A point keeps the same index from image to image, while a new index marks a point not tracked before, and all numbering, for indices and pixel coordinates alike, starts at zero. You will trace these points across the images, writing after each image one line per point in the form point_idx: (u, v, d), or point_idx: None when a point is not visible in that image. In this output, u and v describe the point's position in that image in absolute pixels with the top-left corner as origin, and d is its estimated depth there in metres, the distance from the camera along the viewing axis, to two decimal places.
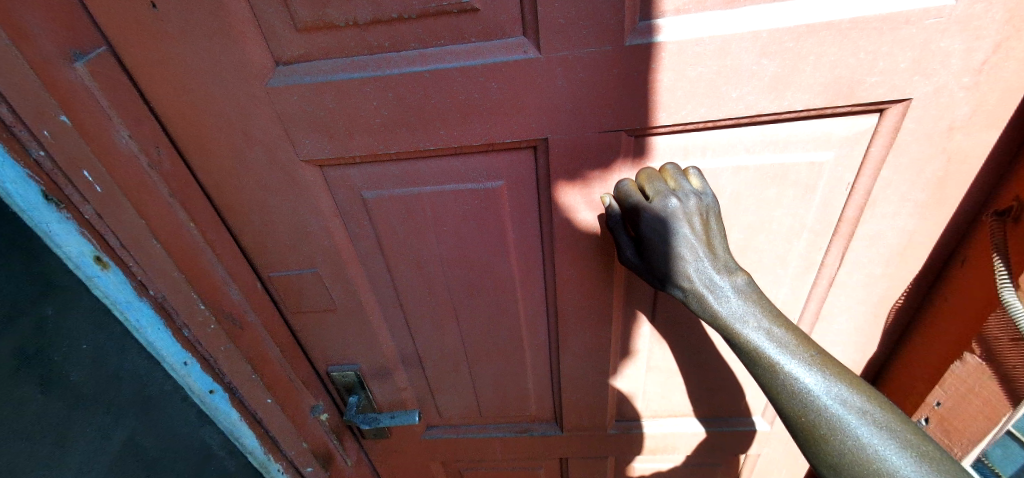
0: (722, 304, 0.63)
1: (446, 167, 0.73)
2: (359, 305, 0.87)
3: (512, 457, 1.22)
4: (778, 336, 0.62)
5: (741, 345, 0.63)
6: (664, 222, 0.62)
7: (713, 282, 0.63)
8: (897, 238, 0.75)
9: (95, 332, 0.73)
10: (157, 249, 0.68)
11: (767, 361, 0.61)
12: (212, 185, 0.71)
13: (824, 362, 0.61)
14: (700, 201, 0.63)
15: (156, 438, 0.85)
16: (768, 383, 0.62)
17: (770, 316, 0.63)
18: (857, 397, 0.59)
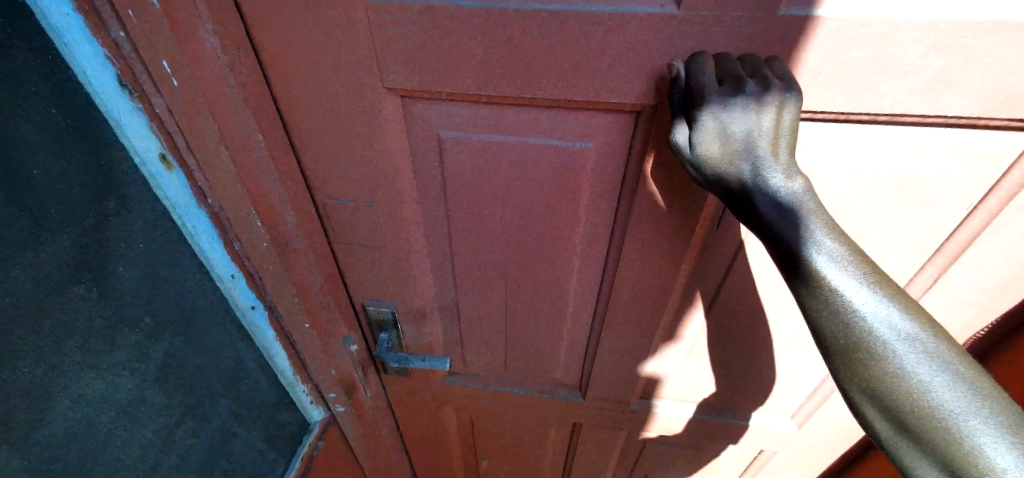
0: (821, 256, 0.48)
1: (535, 119, 0.67)
2: (409, 246, 0.86)
3: (526, 414, 1.24)
4: (889, 309, 0.47)
5: (835, 319, 0.49)
6: (722, 112, 0.51)
7: (789, 209, 0.49)
8: (1004, 269, 0.68)
9: (146, 235, 0.69)
10: (224, 158, 0.67)
11: (870, 343, 0.47)
12: (286, 102, 0.67)
13: (950, 350, 0.46)
14: (780, 98, 0.50)
15: (196, 355, 0.78)
16: (863, 371, 0.49)
17: (880, 280, 0.48)
18: (952, 364, 0.46)
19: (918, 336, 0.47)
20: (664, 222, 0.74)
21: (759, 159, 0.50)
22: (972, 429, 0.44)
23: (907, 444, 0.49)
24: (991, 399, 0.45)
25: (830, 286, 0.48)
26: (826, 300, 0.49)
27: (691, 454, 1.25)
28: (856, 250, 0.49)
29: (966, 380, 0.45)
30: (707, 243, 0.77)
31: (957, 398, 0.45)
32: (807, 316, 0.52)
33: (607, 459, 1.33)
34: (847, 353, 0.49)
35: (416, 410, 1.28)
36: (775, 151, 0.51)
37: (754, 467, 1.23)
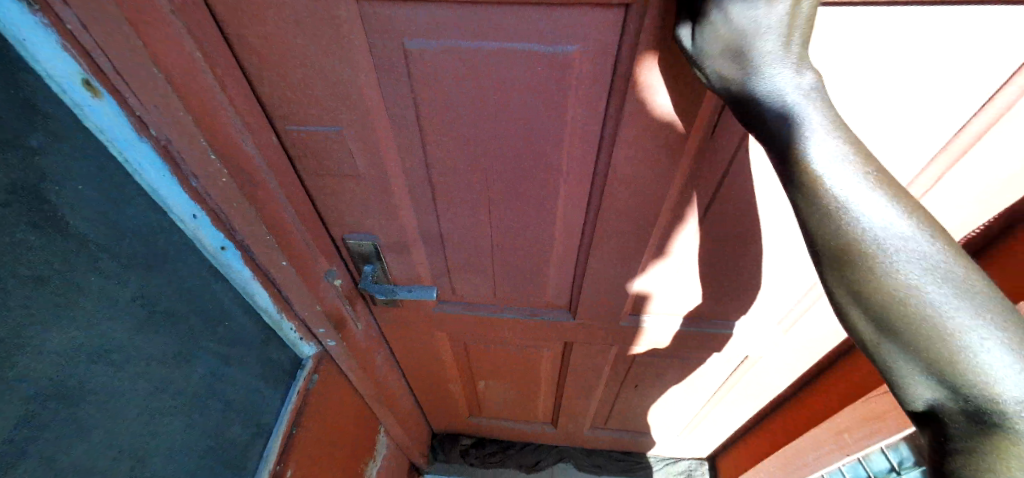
0: (817, 152, 0.44)
1: (513, 21, 0.59)
2: (385, 174, 0.81)
3: (519, 337, 1.26)
4: (884, 204, 0.43)
5: (825, 217, 0.45)
6: (732, 0, 0.47)
7: (789, 104, 0.45)
8: (1013, 162, 0.67)
9: (88, 171, 0.63)
10: (160, 83, 0.59)
11: (859, 241, 0.44)
12: (226, 12, 0.59)
13: (949, 251, 0.43)
14: None
15: (171, 294, 0.76)
16: (850, 273, 0.46)
17: (879, 173, 0.44)
18: (952, 270, 0.42)
19: (912, 233, 0.43)
20: (654, 132, 0.69)
21: (763, 51, 0.46)
22: (960, 327, 0.42)
23: (891, 350, 0.46)
24: (983, 296, 0.42)
25: (823, 181, 0.45)
26: (817, 196, 0.45)
27: (679, 364, 1.30)
28: (857, 144, 0.45)
29: (960, 277, 0.42)
30: (702, 153, 0.73)
31: (947, 295, 0.42)
32: (797, 217, 0.48)
33: (599, 374, 1.38)
34: (835, 254, 0.46)
35: (411, 338, 1.30)
36: (788, 39, 0.46)
37: (734, 372, 1.29)
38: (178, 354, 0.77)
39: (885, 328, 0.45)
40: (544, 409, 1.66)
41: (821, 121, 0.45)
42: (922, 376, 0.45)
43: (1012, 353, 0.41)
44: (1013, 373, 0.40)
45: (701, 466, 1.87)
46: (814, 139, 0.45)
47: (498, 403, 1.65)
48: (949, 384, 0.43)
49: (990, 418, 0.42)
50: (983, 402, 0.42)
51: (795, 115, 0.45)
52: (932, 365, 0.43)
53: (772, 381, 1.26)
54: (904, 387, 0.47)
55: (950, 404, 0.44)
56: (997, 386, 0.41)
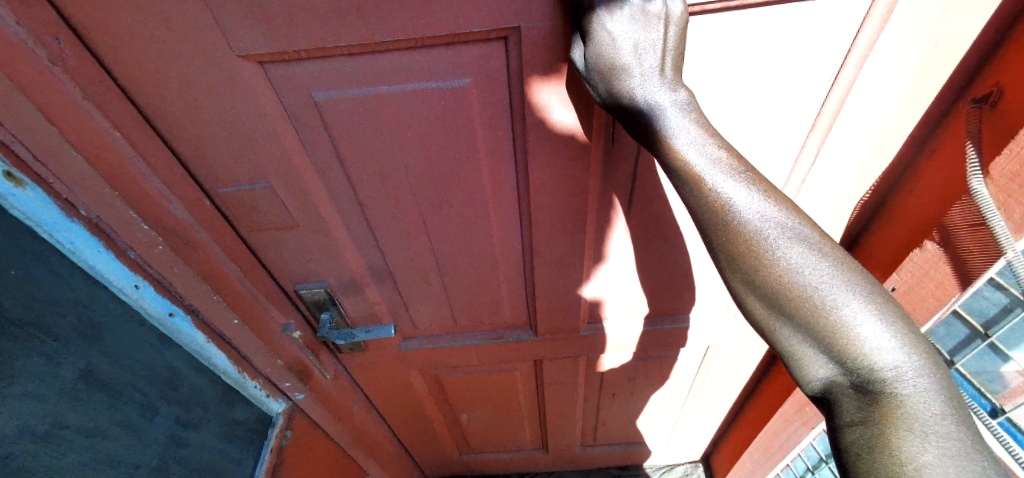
0: (696, 154, 0.48)
1: (406, 64, 0.64)
2: (322, 221, 0.84)
3: (488, 361, 1.27)
4: (757, 198, 0.47)
5: (710, 212, 0.48)
6: (611, 25, 0.51)
7: (670, 118, 0.48)
8: (871, 130, 0.71)
9: (24, 257, 0.65)
10: (78, 161, 0.63)
11: (740, 230, 0.47)
12: (136, 88, 0.63)
13: (821, 238, 0.46)
14: (666, 6, 0.51)
15: (116, 370, 0.76)
16: (739, 262, 0.48)
17: (752, 176, 0.48)
18: (826, 253, 0.45)
19: (787, 222, 0.46)
20: (559, 145, 0.74)
21: (642, 70, 0.50)
22: (837, 303, 0.44)
23: (784, 334, 0.47)
24: (854, 276, 0.45)
25: (704, 179, 0.47)
26: (701, 193, 0.48)
27: (649, 365, 1.32)
28: (731, 151, 0.49)
29: (832, 260, 0.45)
30: (608, 158, 0.78)
31: (821, 274, 0.44)
32: (689, 214, 0.51)
33: (575, 387, 1.39)
34: (724, 244, 0.48)
35: (384, 381, 1.30)
36: (662, 64, 0.50)
37: (702, 363, 1.31)
38: (135, 428, 0.78)
39: (775, 312, 0.47)
40: (531, 434, 1.65)
41: (697, 129, 0.48)
42: (812, 359, 0.46)
43: (884, 327, 0.43)
44: (886, 343, 0.42)
45: (696, 469, 1.87)
46: (693, 142, 0.48)
47: (484, 435, 1.63)
48: (837, 363, 0.44)
49: (874, 388, 0.43)
50: (865, 374, 0.43)
51: (665, 122, 0.49)
52: (819, 343, 0.45)
53: (739, 367, 1.30)
54: (799, 373, 0.48)
55: (841, 385, 0.45)
56: (875, 357, 0.43)
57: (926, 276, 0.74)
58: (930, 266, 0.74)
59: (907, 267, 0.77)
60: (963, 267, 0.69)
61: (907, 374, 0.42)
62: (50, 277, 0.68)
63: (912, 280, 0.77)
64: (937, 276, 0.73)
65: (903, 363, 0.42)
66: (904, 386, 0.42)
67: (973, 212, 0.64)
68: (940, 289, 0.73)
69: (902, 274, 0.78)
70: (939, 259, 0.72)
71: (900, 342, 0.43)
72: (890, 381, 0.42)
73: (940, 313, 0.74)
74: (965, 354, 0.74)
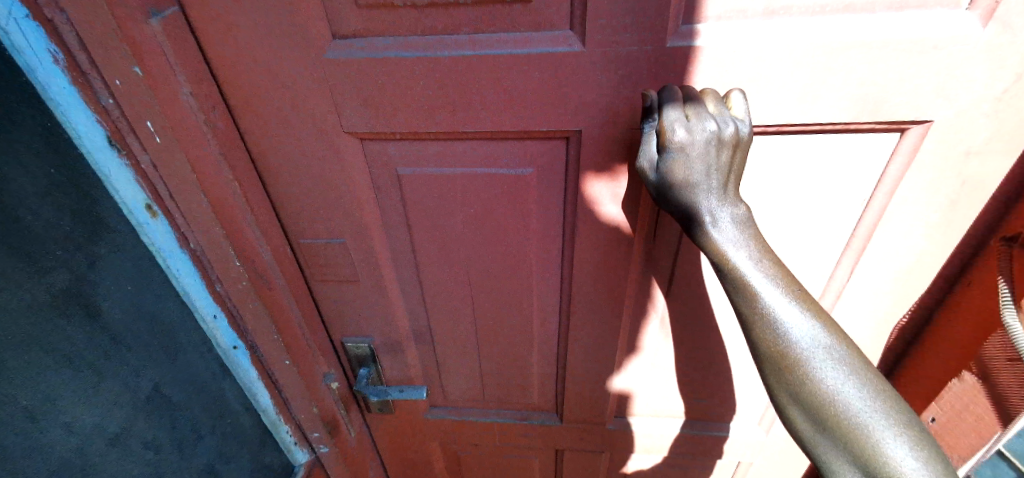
0: (752, 273, 0.54)
1: (480, 150, 0.75)
2: (381, 279, 0.92)
3: (510, 444, 1.25)
4: (805, 320, 0.53)
5: (761, 328, 0.54)
6: (691, 145, 0.54)
7: (728, 230, 0.55)
8: (904, 255, 0.74)
9: (138, 275, 0.76)
10: (202, 203, 0.74)
11: (788, 348, 0.53)
12: (260, 151, 0.77)
13: (855, 357, 0.52)
14: (738, 134, 0.55)
15: (181, 389, 0.84)
16: (785, 375, 0.54)
17: (799, 295, 0.54)
18: (860, 372, 0.52)
19: (829, 343, 0.53)
20: (606, 235, 0.81)
21: (708, 188, 0.55)
22: (868, 418, 0.50)
23: (820, 440, 0.54)
24: (887, 400, 0.51)
25: (758, 297, 0.53)
26: (754, 309, 0.54)
27: (676, 474, 1.25)
28: (780, 269, 0.55)
29: (864, 378, 0.52)
30: (650, 252, 0.84)
31: (858, 395, 0.51)
32: (739, 321, 0.57)
33: None
34: (771, 356, 0.54)
35: (403, 449, 1.29)
36: (724, 186, 0.56)
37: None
38: (178, 448, 0.84)
39: (816, 424, 0.53)
40: None
41: (752, 250, 0.54)
42: (845, 466, 0.53)
43: (913, 450, 0.49)
44: (915, 464, 0.48)
45: None
46: (749, 263, 0.54)
47: None
48: (868, 476, 0.51)
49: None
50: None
51: (725, 235, 0.55)
52: (850, 450, 0.51)
53: None
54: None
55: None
56: (904, 476, 0.49)
57: (966, 408, 0.77)
58: (969, 399, 0.76)
59: (947, 397, 0.79)
60: (1002, 404, 0.72)
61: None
62: (155, 296, 0.79)
63: (952, 411, 0.79)
64: (976, 409, 0.75)
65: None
66: None
67: (1008, 348, 0.67)
68: (981, 423, 0.75)
69: (943, 404, 0.80)
70: (976, 392, 0.75)
71: (928, 466, 0.48)
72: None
73: (983, 448, 0.77)
74: None
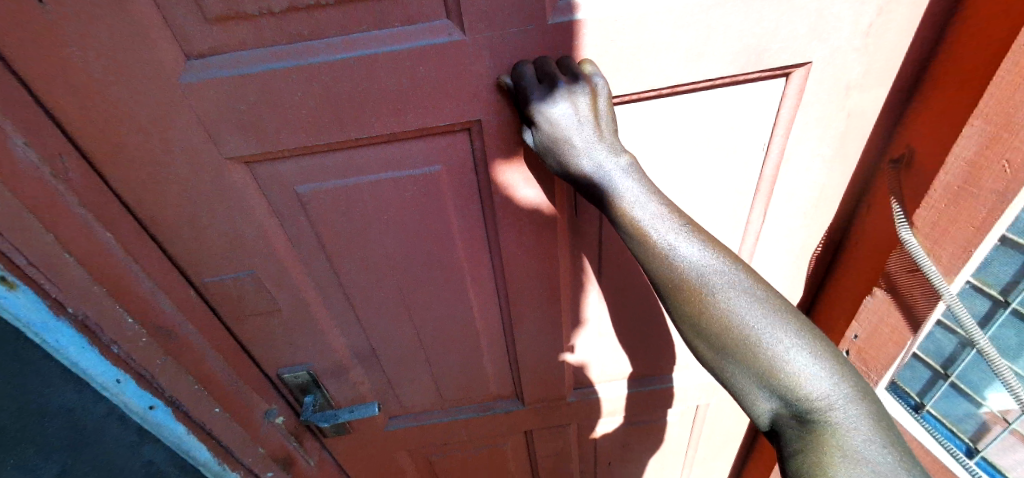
0: (642, 212, 0.54)
1: (381, 155, 0.71)
2: (306, 306, 0.86)
3: (478, 436, 1.24)
4: (699, 248, 0.53)
5: (659, 261, 0.54)
6: (547, 104, 0.56)
7: (619, 181, 0.55)
8: (809, 190, 0.78)
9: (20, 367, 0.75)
10: (72, 266, 0.65)
11: (687, 279, 0.53)
12: (131, 194, 0.68)
13: (755, 281, 0.53)
14: (588, 85, 0.57)
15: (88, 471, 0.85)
16: (687, 308, 0.54)
17: (693, 227, 0.55)
18: (762, 298, 0.52)
19: (729, 272, 0.53)
20: (528, 220, 0.79)
21: (586, 145, 0.55)
22: (773, 343, 0.51)
23: (730, 370, 0.54)
24: (785, 315, 0.52)
25: (652, 235, 0.54)
26: (649, 245, 0.54)
27: (641, 429, 1.30)
28: (671, 207, 0.56)
29: (766, 302, 0.52)
30: (575, 229, 0.84)
31: (757, 314, 0.51)
32: (642, 265, 0.57)
33: (569, 457, 1.36)
34: (675, 292, 0.54)
35: (372, 465, 1.25)
36: (599, 134, 0.56)
37: (693, 424, 1.30)
38: None
39: (723, 353, 0.54)
40: None
41: (638, 188, 0.54)
42: (755, 390, 0.53)
43: (813, 359, 0.51)
44: (816, 374, 0.50)
45: None
46: (638, 203, 0.54)
47: None
48: (777, 394, 0.52)
49: (811, 417, 0.50)
50: (802, 404, 0.50)
51: (608, 179, 0.55)
52: (762, 378, 0.52)
53: (730, 424, 1.29)
54: (749, 403, 0.55)
55: (783, 414, 0.53)
56: (808, 387, 0.50)
57: (882, 321, 0.80)
58: (884, 312, 0.79)
59: (864, 314, 0.82)
60: (910, 313, 0.75)
61: (836, 403, 0.49)
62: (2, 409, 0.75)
63: (870, 326, 0.82)
64: (891, 321, 0.78)
65: (831, 392, 0.50)
66: (833, 411, 0.49)
67: (906, 260, 0.71)
68: (896, 333, 0.79)
69: (862, 321, 0.83)
70: (888, 305, 0.78)
71: (829, 372, 0.50)
72: (824, 410, 0.50)
73: (900, 356, 0.81)
74: (932, 394, 0.86)
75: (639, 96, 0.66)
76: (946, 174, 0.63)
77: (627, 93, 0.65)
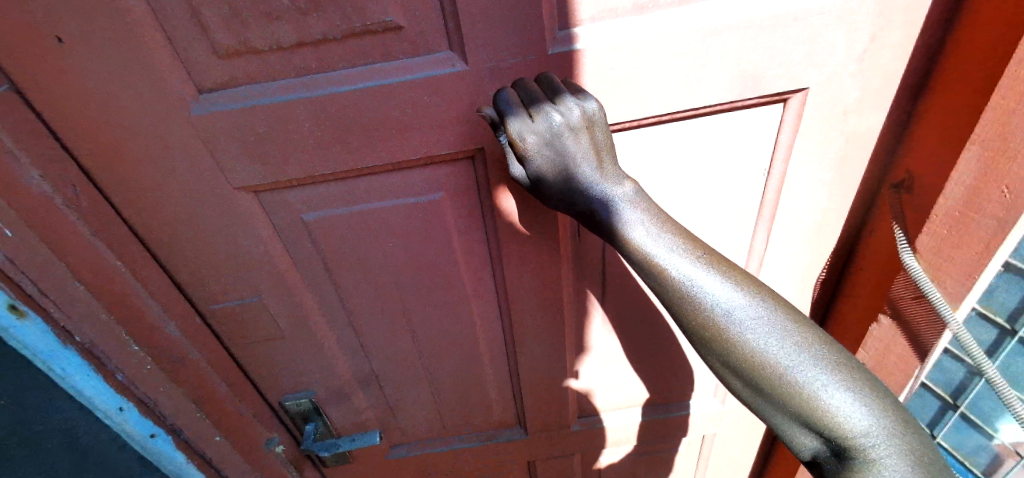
0: (659, 249, 0.53)
1: (385, 183, 0.72)
2: (309, 332, 0.86)
3: (482, 466, 1.22)
4: (719, 283, 0.52)
5: (679, 299, 0.53)
6: (542, 141, 0.55)
7: (625, 214, 0.55)
8: (811, 213, 0.78)
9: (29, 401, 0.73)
10: (81, 292, 0.67)
11: (710, 317, 0.52)
12: (142, 221, 0.69)
13: (781, 313, 0.52)
14: (583, 112, 0.55)
15: None
16: (712, 345, 0.53)
17: (712, 260, 0.54)
18: (790, 332, 0.50)
19: (753, 307, 0.51)
20: (531, 245, 0.80)
21: (589, 177, 0.56)
22: (806, 380, 0.49)
23: (764, 404, 0.53)
24: (816, 347, 0.50)
25: (671, 273, 0.53)
26: (669, 284, 0.53)
27: (648, 459, 1.27)
28: (688, 238, 0.55)
29: (796, 336, 0.50)
30: (578, 254, 0.84)
31: (786, 351, 0.50)
32: (663, 302, 0.56)
33: None
34: (698, 330, 0.53)
35: None
36: (599, 165, 0.57)
37: (702, 453, 1.26)
38: None
39: (755, 389, 0.52)
40: None
41: (649, 223, 0.54)
42: (793, 424, 0.52)
43: (852, 394, 0.48)
44: (853, 410, 0.48)
45: None
46: (653, 238, 0.54)
47: None
48: (814, 429, 0.50)
49: (851, 453, 0.48)
50: (841, 441, 0.48)
51: (619, 210, 0.56)
52: (797, 415, 0.50)
53: (740, 454, 1.25)
54: (788, 436, 0.54)
55: (824, 450, 0.51)
56: (846, 424, 0.48)
57: (888, 349, 0.79)
58: (889, 340, 0.78)
59: (870, 342, 0.80)
60: (917, 340, 0.74)
61: (876, 440, 0.47)
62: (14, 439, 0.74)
63: (877, 353, 0.80)
64: (898, 348, 0.77)
65: (873, 430, 0.47)
66: (873, 449, 0.47)
67: (911, 286, 0.70)
68: (904, 361, 0.77)
69: (867, 348, 0.81)
70: (894, 332, 0.76)
71: (868, 408, 0.48)
72: (864, 447, 0.47)
73: (908, 384, 0.79)
74: (943, 424, 0.85)
75: (639, 123, 0.67)
76: (947, 198, 0.63)
77: (627, 120, 0.66)
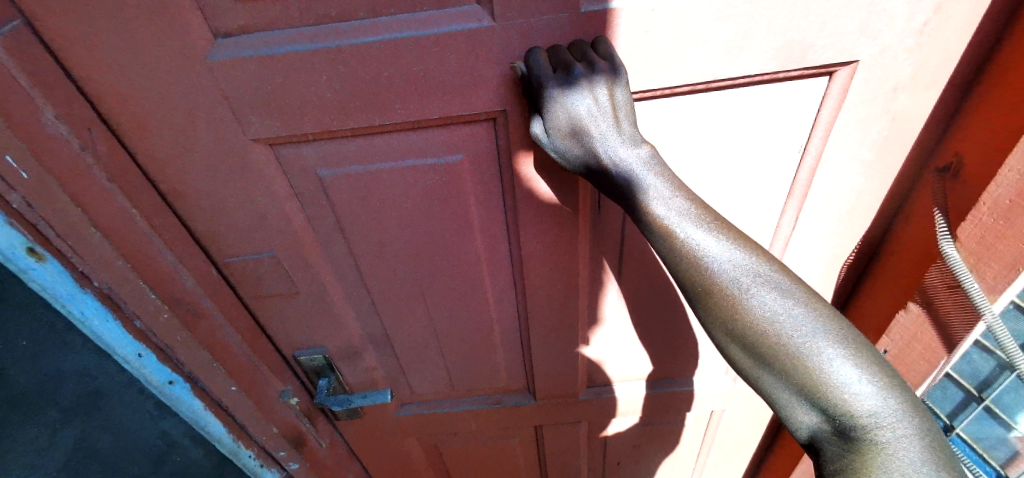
0: (668, 211, 0.51)
1: (402, 142, 0.70)
2: (322, 290, 0.86)
3: (487, 428, 1.24)
4: (730, 249, 0.50)
5: (686, 262, 0.51)
6: (562, 92, 0.54)
7: (640, 173, 0.52)
8: (846, 195, 0.74)
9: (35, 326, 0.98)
10: (97, 238, 0.67)
11: (716, 282, 0.50)
12: (159, 172, 0.68)
13: (790, 284, 0.50)
14: (608, 71, 0.54)
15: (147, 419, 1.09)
16: (717, 313, 0.51)
17: (721, 226, 0.51)
18: (800, 304, 0.49)
19: (763, 277, 0.50)
20: (549, 214, 0.78)
21: (604, 137, 0.53)
22: (814, 354, 0.47)
23: (765, 378, 0.51)
24: (825, 321, 0.48)
25: (680, 236, 0.51)
26: (677, 247, 0.51)
27: (652, 431, 1.28)
28: (699, 204, 0.53)
29: (806, 308, 0.49)
30: (596, 225, 0.82)
31: (794, 322, 0.48)
32: (668, 267, 0.54)
33: (577, 454, 1.35)
34: (703, 296, 0.52)
35: (381, 450, 1.26)
36: (618, 127, 0.54)
37: (707, 429, 1.27)
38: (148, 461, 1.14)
39: (758, 361, 0.50)
40: None
41: (663, 185, 0.52)
42: (794, 402, 0.50)
43: (860, 371, 0.47)
44: (861, 387, 0.46)
45: None
46: (665, 201, 0.51)
47: None
48: (817, 407, 0.48)
49: (855, 432, 0.47)
50: (845, 418, 0.47)
51: (633, 172, 0.52)
52: (801, 389, 0.48)
53: (746, 431, 1.26)
54: (787, 415, 0.52)
55: (824, 428, 0.49)
56: (852, 402, 0.46)
57: (914, 338, 0.77)
58: (917, 329, 0.75)
59: (896, 330, 0.79)
60: (947, 330, 0.72)
61: (883, 419, 0.46)
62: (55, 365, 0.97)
63: (902, 342, 0.79)
64: (925, 338, 0.75)
65: (880, 408, 0.46)
66: (879, 428, 0.46)
67: (947, 275, 0.67)
68: (930, 351, 0.75)
69: (892, 336, 0.80)
70: (922, 321, 0.74)
71: (876, 387, 0.46)
72: (869, 426, 0.46)
73: (932, 374, 0.77)
74: (963, 416, 0.83)
75: (672, 90, 0.63)
76: (997, 186, 0.59)
77: (660, 86, 0.62)
